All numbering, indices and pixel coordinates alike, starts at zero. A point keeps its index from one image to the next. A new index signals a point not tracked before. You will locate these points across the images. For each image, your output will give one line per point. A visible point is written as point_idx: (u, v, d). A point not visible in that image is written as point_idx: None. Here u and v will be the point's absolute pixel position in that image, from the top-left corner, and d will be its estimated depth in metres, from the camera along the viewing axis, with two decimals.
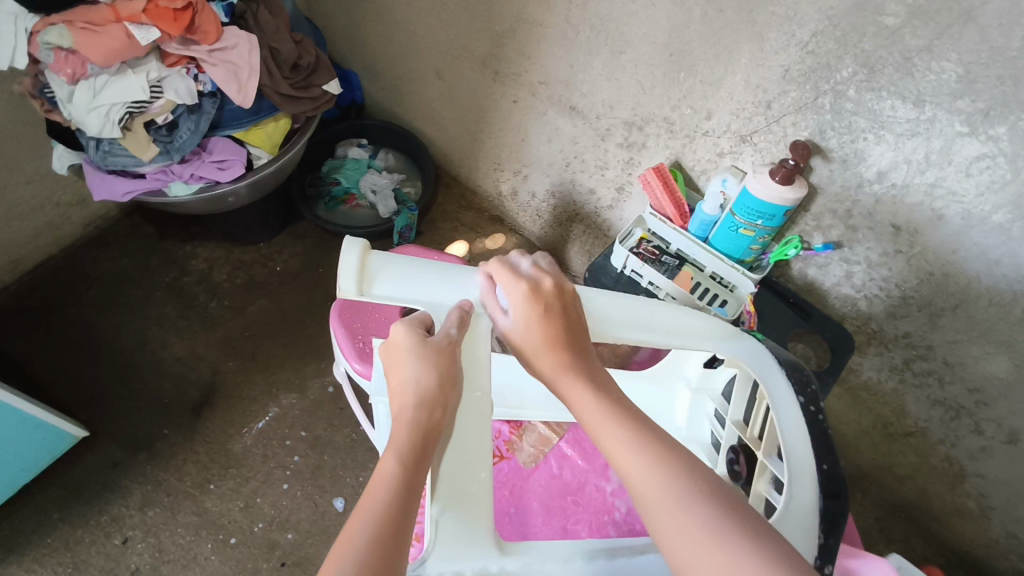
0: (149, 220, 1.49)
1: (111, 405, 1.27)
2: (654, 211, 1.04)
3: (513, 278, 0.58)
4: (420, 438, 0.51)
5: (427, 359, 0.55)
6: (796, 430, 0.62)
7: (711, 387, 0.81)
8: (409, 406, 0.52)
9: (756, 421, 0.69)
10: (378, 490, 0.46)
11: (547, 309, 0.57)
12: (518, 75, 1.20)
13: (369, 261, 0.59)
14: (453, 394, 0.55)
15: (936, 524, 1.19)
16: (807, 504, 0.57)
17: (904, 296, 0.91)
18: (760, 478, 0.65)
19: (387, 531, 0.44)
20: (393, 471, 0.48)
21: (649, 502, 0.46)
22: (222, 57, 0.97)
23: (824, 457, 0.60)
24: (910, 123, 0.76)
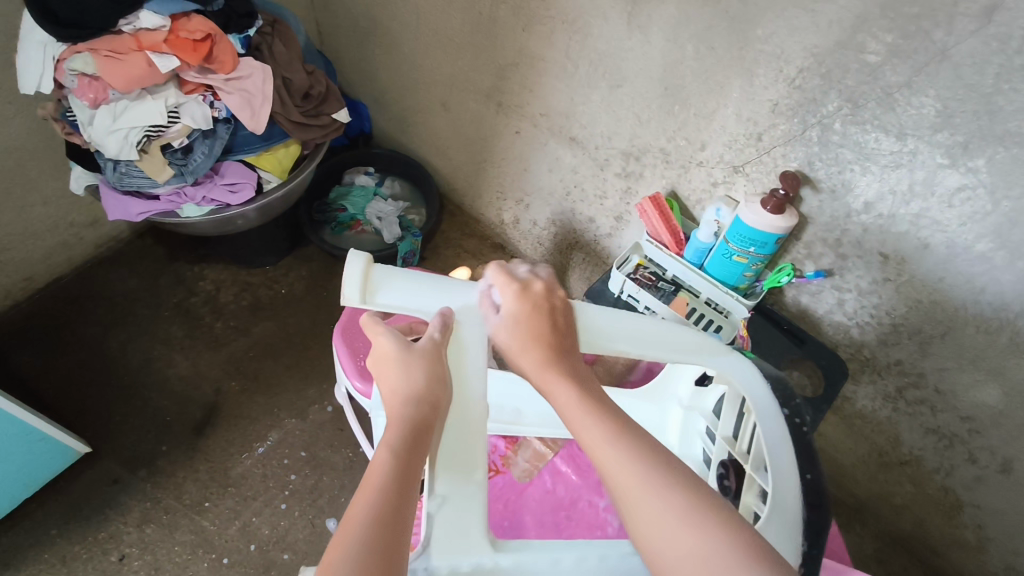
0: (160, 242, 1.53)
1: (114, 422, 1.28)
2: (651, 238, 1.07)
3: (507, 283, 0.63)
4: (411, 435, 0.53)
5: (426, 361, 0.58)
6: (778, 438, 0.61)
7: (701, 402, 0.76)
8: (405, 406, 0.55)
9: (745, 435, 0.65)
10: (371, 480, 0.49)
11: (535, 309, 0.62)
12: (521, 107, 1.24)
13: (373, 274, 0.59)
14: (443, 398, 0.57)
15: (934, 556, 1.19)
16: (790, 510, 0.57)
17: (894, 324, 0.93)
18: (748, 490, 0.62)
19: (381, 516, 0.46)
20: (388, 469, 0.50)
21: (624, 492, 0.50)
22: (237, 86, 1.02)
23: (807, 467, 0.62)
24: (893, 155, 0.78)
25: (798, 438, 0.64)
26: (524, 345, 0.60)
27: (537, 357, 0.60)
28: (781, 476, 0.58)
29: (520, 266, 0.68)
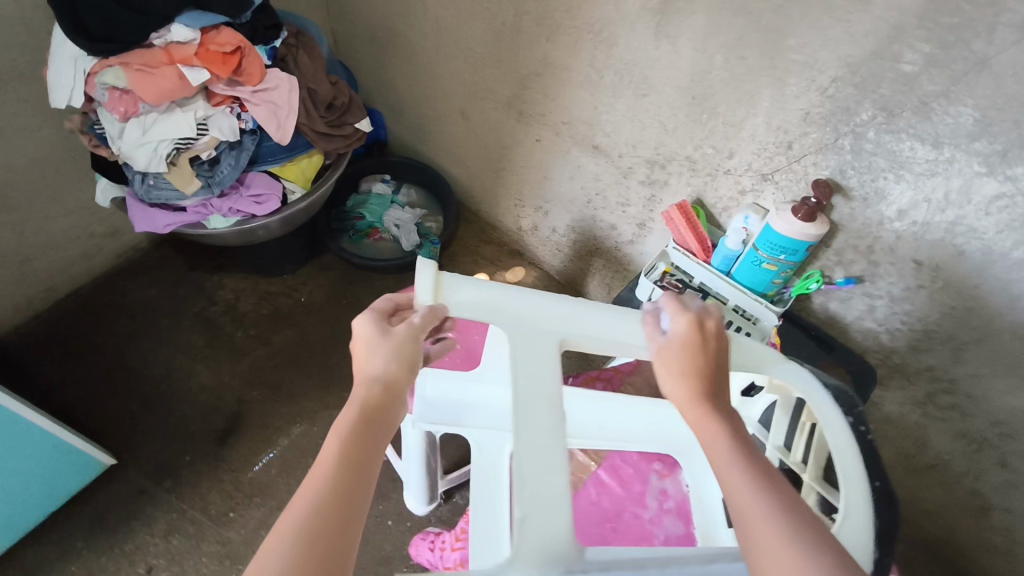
0: (178, 251, 1.53)
1: (137, 433, 1.28)
2: (678, 245, 1.07)
3: (679, 309, 0.62)
4: (364, 421, 0.56)
5: (391, 346, 0.59)
6: (845, 446, 0.59)
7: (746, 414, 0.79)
8: (362, 392, 0.57)
9: (798, 444, 0.67)
10: (321, 466, 0.51)
11: (702, 342, 0.60)
12: (543, 115, 1.24)
13: (443, 283, 0.65)
14: (401, 385, 0.59)
15: (962, 560, 1.19)
16: (860, 520, 0.54)
17: (927, 330, 0.93)
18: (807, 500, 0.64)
19: (326, 500, 0.49)
20: (336, 456, 0.52)
21: (760, 538, 0.47)
22: (264, 97, 1.02)
23: (877, 475, 0.58)
24: (929, 163, 0.79)
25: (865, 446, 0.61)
26: (678, 373, 0.59)
27: (685, 386, 0.58)
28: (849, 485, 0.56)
29: (694, 299, 0.65)
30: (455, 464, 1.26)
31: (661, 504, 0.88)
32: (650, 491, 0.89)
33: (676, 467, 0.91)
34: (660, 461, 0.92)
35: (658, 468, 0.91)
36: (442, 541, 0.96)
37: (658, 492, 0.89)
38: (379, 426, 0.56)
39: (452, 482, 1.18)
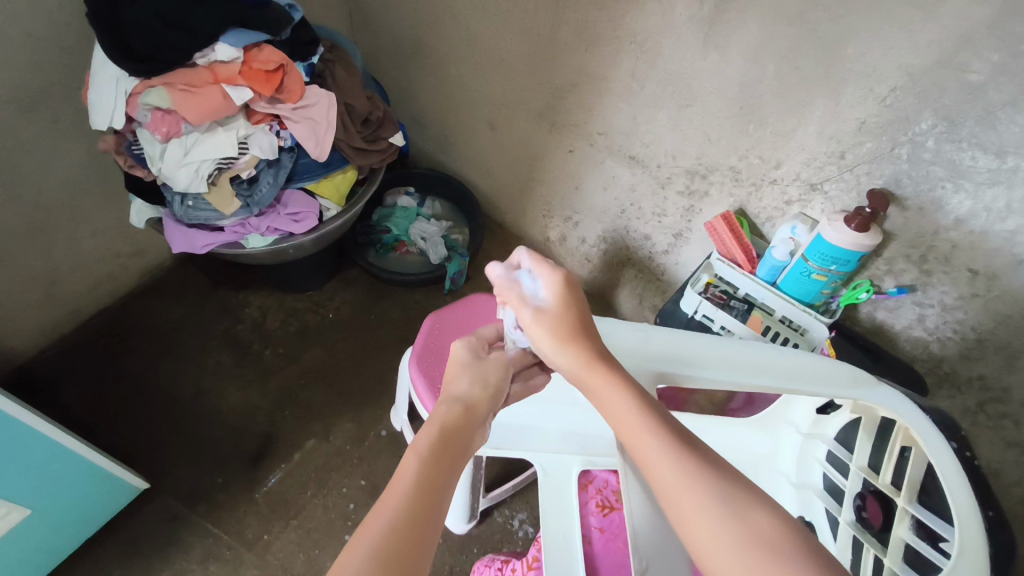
0: (203, 268, 1.51)
1: (169, 456, 1.26)
2: (722, 256, 1.06)
3: (543, 265, 0.72)
4: (439, 444, 0.56)
5: (478, 372, 0.67)
6: (954, 477, 0.65)
7: (822, 431, 0.83)
8: (441, 413, 0.59)
9: (886, 467, 0.72)
10: (398, 483, 0.51)
11: (572, 297, 0.71)
12: (577, 126, 1.24)
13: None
14: (481, 410, 0.63)
15: None
16: (976, 549, 0.61)
17: (979, 339, 0.92)
18: (899, 523, 0.69)
19: (407, 511, 0.48)
20: (417, 467, 0.52)
21: (671, 496, 0.52)
22: (304, 115, 1.00)
23: (988, 504, 0.65)
24: (991, 172, 0.78)
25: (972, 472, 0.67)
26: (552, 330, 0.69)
27: (575, 351, 0.66)
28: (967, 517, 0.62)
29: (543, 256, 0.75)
30: (493, 480, 1.24)
31: None
32: None
33: None
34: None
35: None
36: (511, 569, 0.93)
37: None
38: (458, 446, 0.57)
39: (494, 500, 1.16)
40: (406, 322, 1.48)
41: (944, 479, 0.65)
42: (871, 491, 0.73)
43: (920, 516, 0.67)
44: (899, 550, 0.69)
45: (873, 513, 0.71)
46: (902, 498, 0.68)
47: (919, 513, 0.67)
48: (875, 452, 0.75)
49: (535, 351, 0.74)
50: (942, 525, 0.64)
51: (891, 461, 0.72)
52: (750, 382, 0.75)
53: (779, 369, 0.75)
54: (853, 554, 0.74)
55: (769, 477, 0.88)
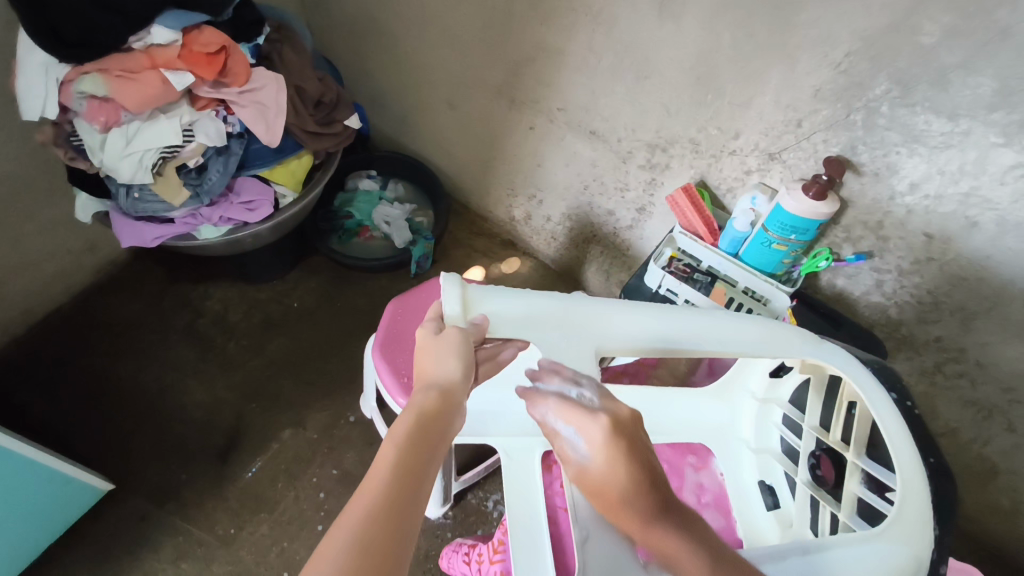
0: (160, 262, 1.46)
1: (134, 456, 1.23)
2: (684, 230, 1.06)
3: (585, 421, 0.54)
4: (420, 436, 0.50)
5: (445, 347, 0.56)
6: (893, 427, 0.63)
7: (777, 395, 0.84)
8: (417, 399, 0.53)
9: (835, 425, 0.72)
10: (364, 494, 0.45)
11: (625, 447, 0.53)
12: (537, 102, 1.22)
13: (470, 297, 0.61)
14: (460, 394, 0.55)
15: (971, 525, 1.18)
16: (919, 499, 0.58)
17: (935, 301, 0.93)
18: (850, 477, 0.68)
19: (367, 536, 0.43)
20: (390, 468, 0.47)
21: None
22: (252, 98, 0.97)
23: (930, 450, 0.63)
24: (944, 136, 0.78)
25: (912, 422, 0.65)
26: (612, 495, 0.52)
27: (627, 493, 0.52)
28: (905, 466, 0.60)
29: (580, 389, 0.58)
30: (465, 463, 1.24)
31: (698, 497, 0.86)
32: (687, 485, 0.87)
33: (710, 457, 0.90)
34: (693, 454, 0.90)
35: (693, 461, 0.89)
36: (478, 554, 0.93)
37: (694, 486, 0.87)
38: (437, 436, 0.51)
39: (467, 483, 1.16)
40: (372, 308, 1.46)
41: (885, 433, 0.62)
42: (824, 450, 0.75)
43: (869, 470, 0.66)
44: (852, 503, 0.68)
45: (826, 470, 0.73)
46: (851, 453, 0.68)
47: (867, 466, 0.66)
48: (825, 411, 0.75)
49: (480, 324, 0.60)
50: (888, 476, 0.63)
51: (840, 416, 0.71)
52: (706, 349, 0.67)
53: (731, 331, 0.68)
54: (810, 511, 0.75)
55: (731, 448, 0.88)
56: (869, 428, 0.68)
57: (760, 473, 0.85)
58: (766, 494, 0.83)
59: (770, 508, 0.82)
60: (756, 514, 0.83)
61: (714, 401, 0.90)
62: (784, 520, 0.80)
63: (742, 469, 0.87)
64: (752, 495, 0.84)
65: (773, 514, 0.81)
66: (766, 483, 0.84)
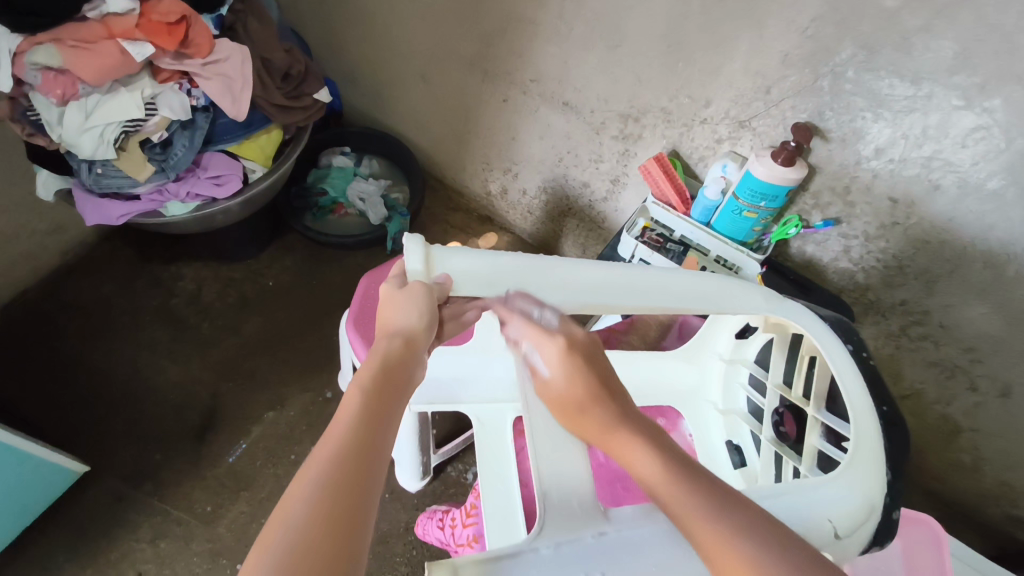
0: (130, 242, 1.44)
1: (109, 437, 1.22)
2: (657, 199, 1.06)
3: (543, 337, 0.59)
4: (383, 382, 0.51)
5: (408, 298, 0.57)
6: (851, 376, 0.65)
7: (743, 355, 0.85)
8: (380, 348, 0.54)
9: (797, 380, 0.74)
10: (331, 438, 0.45)
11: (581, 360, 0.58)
12: (509, 74, 1.21)
13: (432, 257, 0.61)
14: (422, 344, 0.56)
15: (936, 484, 1.22)
16: (874, 446, 0.61)
17: (900, 265, 0.95)
18: (810, 432, 0.70)
19: (337, 476, 0.43)
20: (357, 407, 0.48)
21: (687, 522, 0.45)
22: (216, 70, 0.95)
23: (882, 400, 0.65)
24: (908, 100, 0.79)
25: (868, 372, 0.67)
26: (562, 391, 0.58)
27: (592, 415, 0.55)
28: (861, 413, 0.62)
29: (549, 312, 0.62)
30: (445, 437, 1.25)
31: None
32: None
33: (679, 419, 0.92)
34: (663, 416, 0.93)
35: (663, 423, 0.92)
36: (451, 519, 0.95)
37: None
38: (399, 382, 0.52)
39: (446, 456, 1.17)
40: (348, 285, 1.45)
41: (843, 383, 0.64)
42: (786, 407, 0.77)
43: (828, 422, 0.68)
44: (812, 456, 0.69)
45: (790, 426, 0.76)
46: (812, 407, 0.70)
47: (827, 418, 0.68)
48: (789, 368, 0.77)
49: (442, 284, 0.60)
50: (845, 426, 0.65)
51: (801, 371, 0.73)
52: (666, 307, 0.68)
53: (697, 292, 0.69)
54: (774, 468, 0.76)
55: (699, 409, 0.90)
56: (828, 383, 0.70)
57: (727, 432, 0.87)
58: (733, 453, 0.85)
59: (736, 466, 0.83)
60: (722, 471, 0.85)
61: (681, 364, 0.91)
62: (749, 477, 0.81)
63: (710, 429, 0.89)
64: (719, 454, 0.86)
65: (740, 471, 0.83)
66: (732, 443, 0.86)
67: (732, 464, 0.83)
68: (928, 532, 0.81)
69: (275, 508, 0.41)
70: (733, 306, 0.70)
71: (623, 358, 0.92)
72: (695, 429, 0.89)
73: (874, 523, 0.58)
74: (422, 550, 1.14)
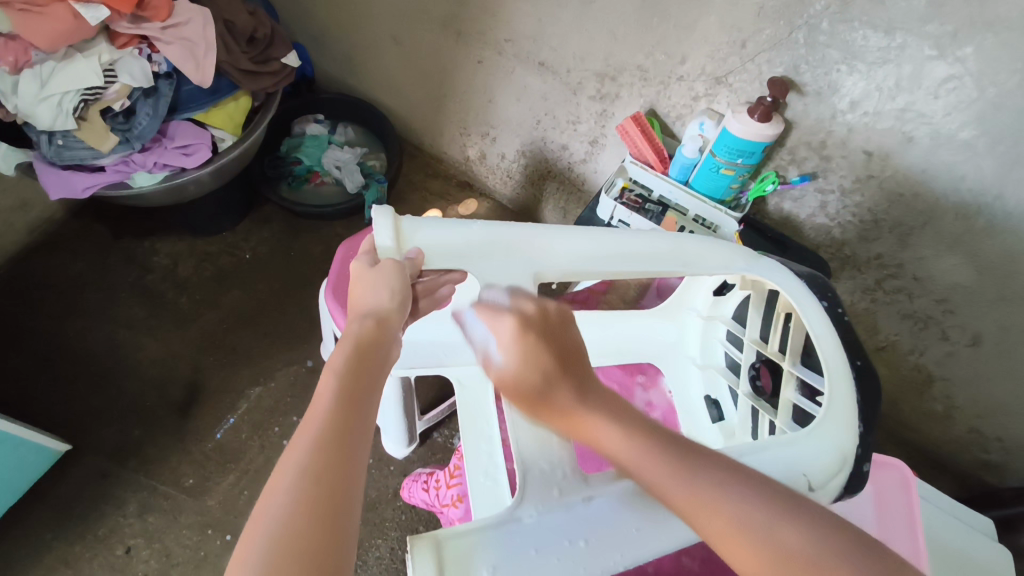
0: (100, 218, 1.40)
1: (89, 415, 1.21)
2: (635, 159, 1.06)
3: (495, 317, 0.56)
4: (358, 362, 0.50)
5: (379, 277, 0.56)
6: (823, 331, 0.65)
7: (721, 312, 0.85)
8: (353, 328, 0.53)
9: (773, 335, 0.74)
10: (308, 427, 0.45)
11: (536, 340, 0.55)
12: (483, 34, 1.18)
13: (401, 228, 0.60)
14: (395, 322, 0.55)
15: (909, 432, 1.26)
16: (845, 401, 0.61)
17: (875, 219, 0.96)
18: (787, 386, 0.71)
19: (316, 465, 0.42)
20: (333, 392, 0.47)
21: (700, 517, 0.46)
22: (176, 34, 0.92)
23: (857, 354, 0.65)
24: (881, 51, 0.79)
25: (843, 326, 0.67)
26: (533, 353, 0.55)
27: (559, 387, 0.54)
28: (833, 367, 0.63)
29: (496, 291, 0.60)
30: (429, 403, 1.25)
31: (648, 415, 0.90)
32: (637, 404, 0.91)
33: (658, 376, 0.93)
34: (642, 373, 0.94)
35: (642, 380, 0.93)
36: (435, 480, 0.96)
37: (644, 404, 0.91)
38: (375, 361, 0.52)
39: (430, 422, 1.18)
40: (327, 256, 1.43)
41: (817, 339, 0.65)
42: (762, 361, 0.77)
43: (804, 377, 0.69)
44: (789, 410, 0.71)
45: (766, 381, 0.76)
46: (788, 361, 0.70)
47: (801, 373, 0.68)
48: (765, 323, 0.77)
49: (414, 258, 0.59)
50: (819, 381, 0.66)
51: (778, 326, 0.73)
52: (647, 269, 0.68)
53: (674, 252, 0.69)
54: (752, 421, 0.78)
55: (679, 366, 0.91)
56: (804, 338, 0.70)
57: (707, 388, 0.88)
58: (712, 409, 0.86)
59: (715, 421, 0.85)
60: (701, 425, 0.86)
61: (659, 322, 0.92)
62: (727, 431, 0.82)
63: (689, 386, 0.90)
64: (698, 411, 0.88)
65: (719, 426, 0.84)
66: (711, 398, 0.87)
67: (712, 419, 0.85)
68: (896, 475, 0.84)
69: (255, 509, 0.41)
70: (712, 267, 0.70)
71: (601, 318, 0.92)
72: (674, 385, 0.91)
73: (845, 477, 0.59)
74: (411, 515, 1.15)
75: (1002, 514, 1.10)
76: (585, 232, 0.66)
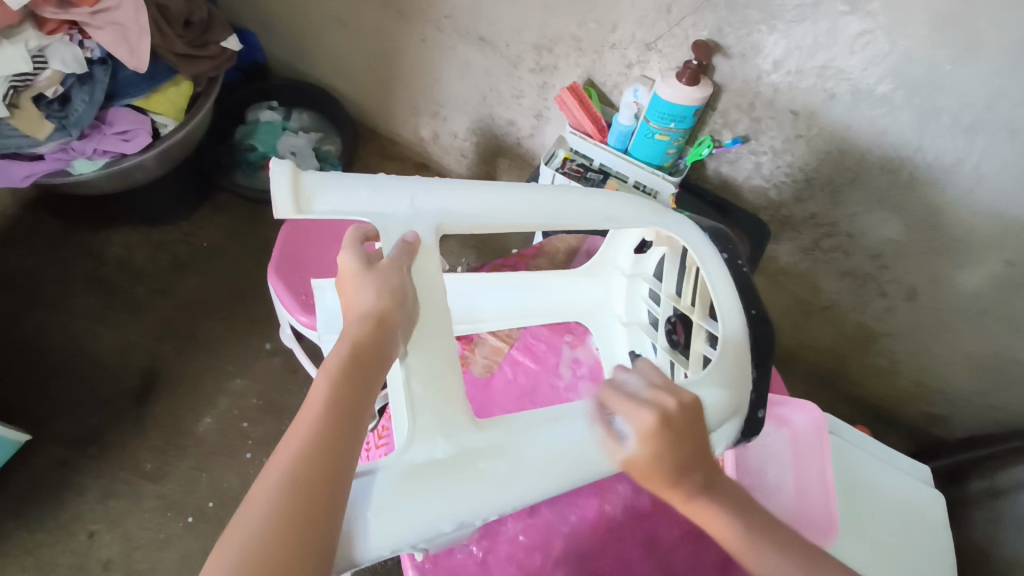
0: (54, 212, 1.40)
1: (48, 406, 1.21)
2: (574, 129, 1.07)
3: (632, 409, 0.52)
4: (353, 367, 0.49)
5: (378, 276, 0.55)
6: (720, 279, 0.68)
7: (642, 270, 0.88)
8: (349, 329, 0.52)
9: (686, 290, 0.77)
10: (298, 429, 0.46)
11: (669, 435, 0.51)
12: (423, 11, 1.19)
13: (302, 182, 0.59)
14: (394, 321, 0.53)
15: (859, 389, 1.29)
16: (734, 347, 0.64)
17: (807, 178, 0.97)
18: (697, 338, 0.73)
19: (302, 467, 0.43)
20: (323, 397, 0.47)
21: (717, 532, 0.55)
22: (107, 19, 0.92)
23: (752, 303, 0.67)
24: (797, 9, 0.80)
25: (740, 276, 0.69)
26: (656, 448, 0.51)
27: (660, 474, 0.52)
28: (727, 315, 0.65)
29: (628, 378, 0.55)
30: None
31: (575, 371, 0.95)
32: (564, 361, 0.95)
33: (585, 335, 0.98)
34: (570, 333, 0.98)
35: (570, 339, 0.97)
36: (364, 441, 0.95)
37: (571, 361, 0.96)
38: (371, 364, 0.50)
39: None
40: None
41: (712, 288, 0.67)
42: (678, 316, 0.80)
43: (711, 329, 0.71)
44: (699, 360, 0.73)
45: (681, 333, 0.78)
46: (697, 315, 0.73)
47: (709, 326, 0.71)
48: (679, 278, 0.80)
49: (411, 241, 0.60)
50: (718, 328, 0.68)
51: (689, 281, 0.76)
52: (548, 222, 0.69)
53: (576, 207, 0.70)
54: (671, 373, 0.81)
55: (604, 324, 0.93)
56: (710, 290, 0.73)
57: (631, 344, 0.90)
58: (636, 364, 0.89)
59: None
60: None
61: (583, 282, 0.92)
62: None
63: (614, 344, 0.92)
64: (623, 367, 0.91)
65: None
66: (635, 353, 0.89)
67: None
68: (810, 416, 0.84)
69: (241, 505, 0.42)
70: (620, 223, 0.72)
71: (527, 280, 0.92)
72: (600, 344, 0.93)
73: (739, 418, 0.62)
74: None
75: (945, 463, 1.13)
76: (483, 187, 0.67)
